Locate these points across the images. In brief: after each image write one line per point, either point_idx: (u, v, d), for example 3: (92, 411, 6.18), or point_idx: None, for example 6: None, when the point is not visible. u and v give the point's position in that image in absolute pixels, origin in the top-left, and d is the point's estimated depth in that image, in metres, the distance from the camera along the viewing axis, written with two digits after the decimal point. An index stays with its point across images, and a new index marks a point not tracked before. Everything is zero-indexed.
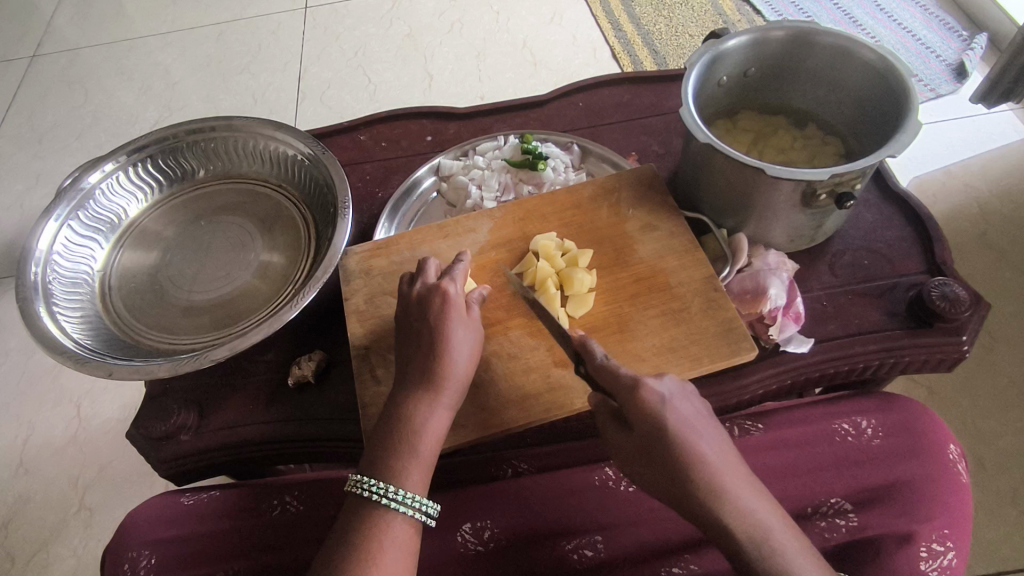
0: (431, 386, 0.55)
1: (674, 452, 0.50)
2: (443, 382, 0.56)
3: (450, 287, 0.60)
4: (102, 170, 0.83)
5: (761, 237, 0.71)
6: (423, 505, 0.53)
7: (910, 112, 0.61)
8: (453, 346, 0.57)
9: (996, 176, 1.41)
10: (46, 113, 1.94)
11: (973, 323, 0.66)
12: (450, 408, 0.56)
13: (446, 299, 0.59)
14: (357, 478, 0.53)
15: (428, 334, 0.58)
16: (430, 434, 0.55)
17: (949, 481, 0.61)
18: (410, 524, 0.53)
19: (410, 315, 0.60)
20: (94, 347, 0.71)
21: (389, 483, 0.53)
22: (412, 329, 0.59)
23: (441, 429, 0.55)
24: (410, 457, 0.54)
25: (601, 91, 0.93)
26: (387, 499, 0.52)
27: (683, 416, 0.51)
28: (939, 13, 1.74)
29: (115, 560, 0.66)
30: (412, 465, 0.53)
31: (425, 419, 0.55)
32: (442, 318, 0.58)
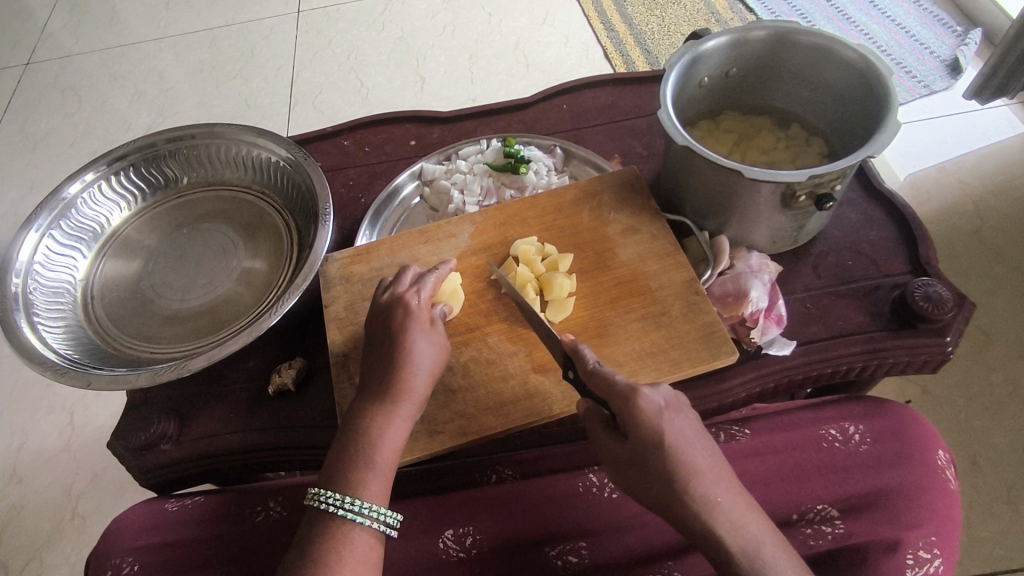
0: (388, 396, 0.54)
1: (669, 466, 0.49)
2: (400, 393, 0.54)
3: (413, 299, 0.59)
4: (83, 179, 0.83)
5: (743, 239, 0.70)
6: (383, 515, 0.51)
7: (891, 111, 0.61)
8: (413, 357, 0.55)
9: (990, 172, 1.40)
10: (40, 120, 1.94)
11: (958, 323, 0.65)
12: (408, 421, 0.54)
13: (409, 312, 0.57)
14: (314, 490, 0.51)
15: (390, 346, 0.56)
16: (386, 446, 0.53)
17: (937, 488, 0.61)
18: (371, 535, 0.51)
19: (375, 325, 0.58)
20: (75, 356, 0.71)
21: (346, 494, 0.51)
22: (374, 341, 0.58)
23: (398, 443, 0.54)
24: (365, 469, 0.52)
25: (585, 93, 0.92)
26: (345, 511, 0.50)
27: (680, 428, 0.50)
28: (933, 9, 1.73)
29: (98, 567, 0.65)
30: (370, 476, 0.52)
31: (381, 431, 0.53)
32: (405, 328, 0.57)
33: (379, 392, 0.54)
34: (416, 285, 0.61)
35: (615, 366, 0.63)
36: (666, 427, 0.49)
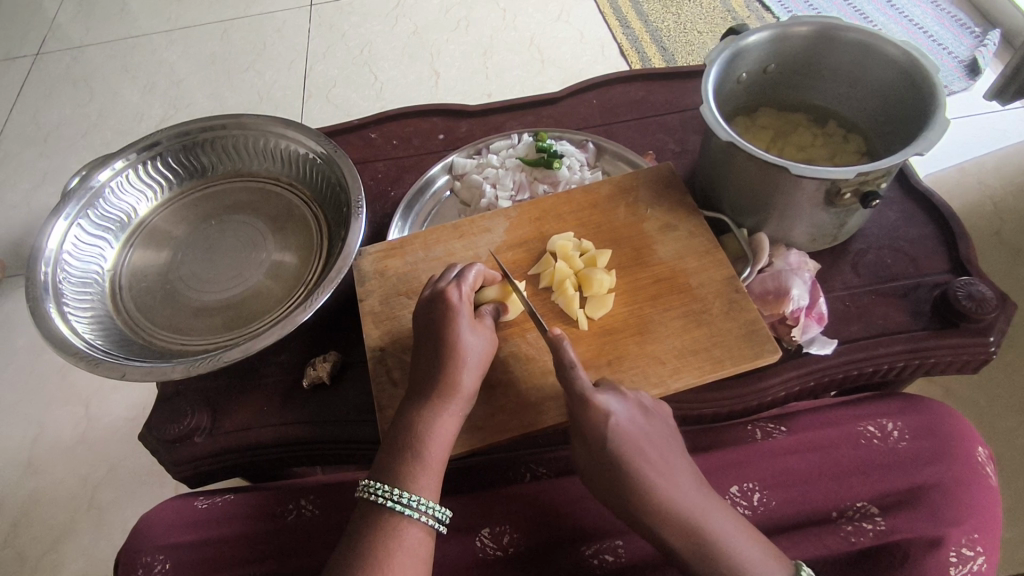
0: (438, 392, 0.55)
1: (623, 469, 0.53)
2: (450, 389, 0.55)
3: (453, 292, 0.58)
4: (112, 167, 0.82)
5: (781, 237, 0.70)
6: (433, 509, 0.53)
7: (938, 109, 0.60)
8: (462, 352, 0.56)
9: (1010, 174, 1.40)
10: (52, 111, 1.93)
11: (1000, 324, 0.65)
12: (458, 416, 0.55)
13: (450, 306, 0.58)
14: (367, 482, 0.53)
15: (438, 341, 0.57)
16: (437, 440, 0.54)
17: (977, 484, 0.60)
18: (423, 529, 0.52)
19: (419, 320, 0.59)
20: (105, 347, 0.70)
21: (396, 486, 0.52)
22: (421, 335, 0.59)
23: (449, 438, 0.55)
24: (418, 462, 0.53)
25: (614, 88, 0.92)
26: (396, 503, 0.52)
27: (633, 435, 0.54)
28: (950, 9, 1.73)
29: (128, 566, 0.64)
30: (420, 470, 0.53)
31: (431, 426, 0.54)
32: (448, 322, 0.57)
33: (430, 388, 0.55)
34: (456, 279, 0.61)
35: (656, 364, 0.63)
36: (615, 434, 0.53)
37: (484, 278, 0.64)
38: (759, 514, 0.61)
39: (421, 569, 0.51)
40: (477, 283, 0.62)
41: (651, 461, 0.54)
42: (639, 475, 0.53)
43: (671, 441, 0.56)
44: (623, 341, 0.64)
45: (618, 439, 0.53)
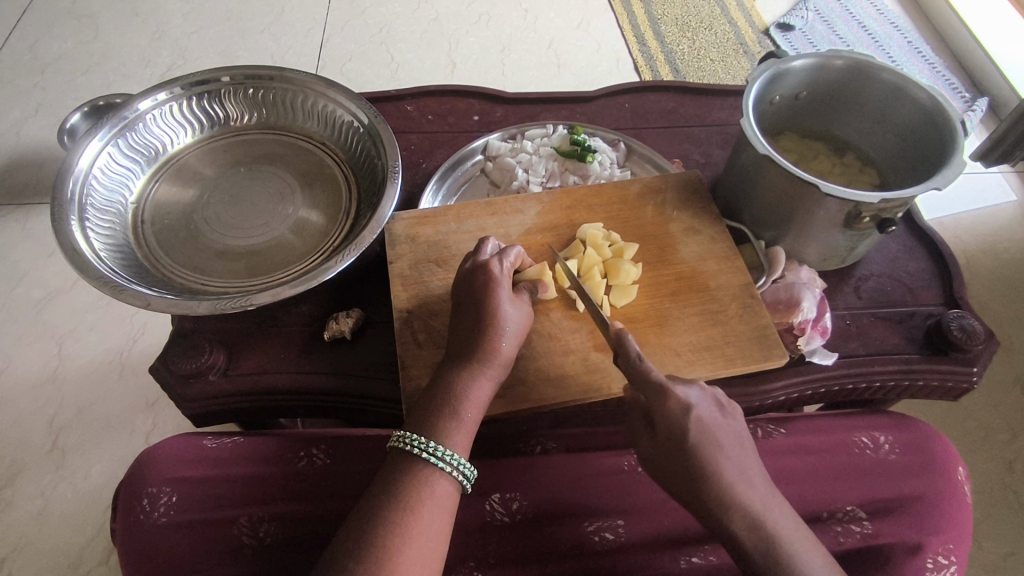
0: (478, 357, 0.59)
1: (695, 462, 0.53)
2: (488, 355, 0.60)
3: (495, 264, 0.63)
4: (154, 98, 0.82)
5: (795, 253, 0.74)
6: (461, 465, 0.56)
7: (956, 150, 0.65)
8: (503, 321, 0.61)
9: (984, 233, 1.49)
10: (52, 43, 1.87)
11: (984, 357, 0.71)
12: (494, 381, 0.60)
13: (491, 277, 0.62)
14: (402, 433, 0.57)
15: (479, 308, 0.61)
16: (473, 400, 0.58)
17: (954, 499, 0.66)
18: (450, 482, 0.55)
19: (460, 290, 0.64)
20: (125, 274, 0.70)
21: (430, 439, 0.56)
22: (461, 303, 0.63)
23: (484, 399, 0.59)
24: (453, 421, 0.57)
25: (647, 95, 0.95)
26: (429, 454, 0.55)
27: (708, 429, 0.54)
28: (945, 72, 1.83)
29: (132, 495, 0.64)
30: (454, 427, 0.57)
31: (468, 386, 0.58)
32: (489, 293, 0.62)
33: (470, 351, 0.60)
34: (498, 254, 0.65)
35: (671, 355, 0.66)
36: (693, 427, 0.53)
37: (521, 262, 0.67)
38: None
39: (445, 518, 0.54)
40: (517, 262, 0.66)
41: (725, 456, 0.54)
42: (713, 469, 0.53)
43: (745, 443, 0.56)
44: (642, 330, 0.67)
45: (698, 432, 0.53)
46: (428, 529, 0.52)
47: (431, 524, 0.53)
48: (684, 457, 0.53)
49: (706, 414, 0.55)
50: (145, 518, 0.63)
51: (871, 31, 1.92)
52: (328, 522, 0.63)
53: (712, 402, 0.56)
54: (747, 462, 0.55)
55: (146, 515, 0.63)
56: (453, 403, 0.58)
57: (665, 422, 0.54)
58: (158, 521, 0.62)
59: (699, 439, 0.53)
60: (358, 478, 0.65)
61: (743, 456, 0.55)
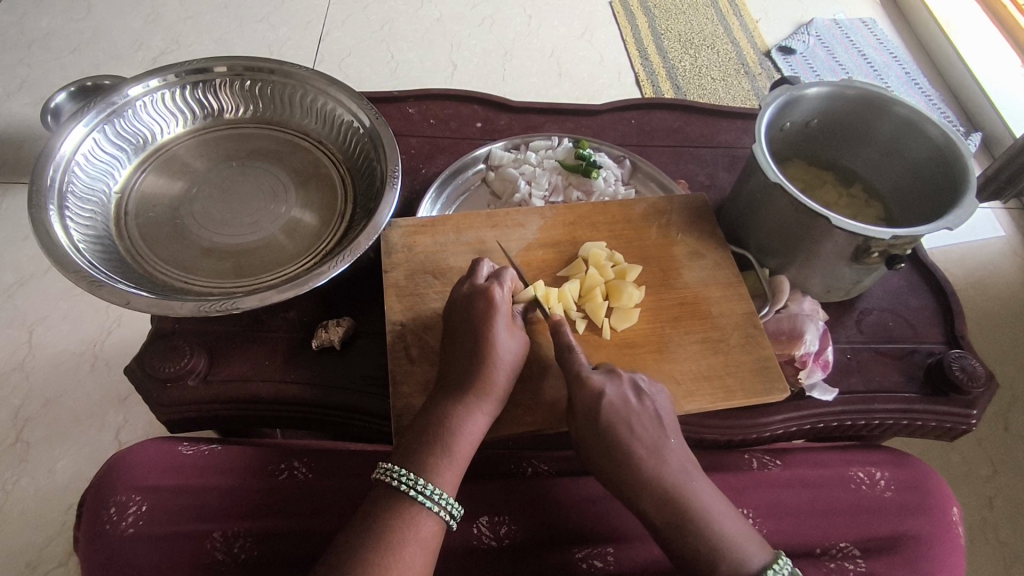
0: (474, 390, 0.57)
1: (607, 443, 0.56)
2: (485, 387, 0.57)
3: (496, 291, 0.60)
4: (146, 84, 0.79)
5: (800, 283, 0.72)
6: (450, 504, 0.53)
7: (968, 190, 0.64)
8: (500, 353, 0.58)
9: (973, 267, 1.50)
10: (40, 19, 1.81)
11: (984, 398, 0.70)
12: (489, 416, 0.57)
13: (492, 304, 0.59)
14: (389, 466, 0.54)
15: (477, 336, 0.58)
16: (467, 435, 0.56)
17: (949, 540, 0.65)
18: (437, 523, 0.53)
19: (456, 314, 0.61)
20: (104, 268, 0.67)
21: (420, 476, 0.53)
22: (457, 329, 0.60)
23: (479, 432, 0.57)
24: (444, 456, 0.54)
25: (653, 113, 0.94)
26: (417, 493, 0.52)
27: (617, 409, 0.56)
28: (942, 105, 1.85)
29: (99, 503, 0.61)
30: (446, 464, 0.54)
31: (463, 421, 0.56)
32: (488, 322, 0.59)
33: (466, 383, 0.57)
34: (496, 279, 0.62)
35: (671, 383, 0.64)
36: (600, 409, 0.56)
37: (515, 288, 0.64)
38: None
39: (427, 560, 0.51)
40: (512, 289, 0.63)
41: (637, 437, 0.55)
42: (627, 452, 0.55)
43: (664, 424, 0.57)
44: (642, 356, 0.65)
45: (603, 412, 0.56)
46: (409, 570, 0.50)
47: (414, 566, 0.50)
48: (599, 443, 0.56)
49: (616, 396, 0.57)
50: (111, 529, 0.59)
51: (870, 59, 1.93)
52: (307, 539, 0.60)
53: (631, 388, 0.58)
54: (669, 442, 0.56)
55: (113, 525, 0.59)
56: (446, 438, 0.55)
57: (584, 407, 0.57)
58: (125, 532, 0.59)
59: (607, 421, 0.56)
60: (340, 494, 0.63)
61: (653, 432, 0.56)
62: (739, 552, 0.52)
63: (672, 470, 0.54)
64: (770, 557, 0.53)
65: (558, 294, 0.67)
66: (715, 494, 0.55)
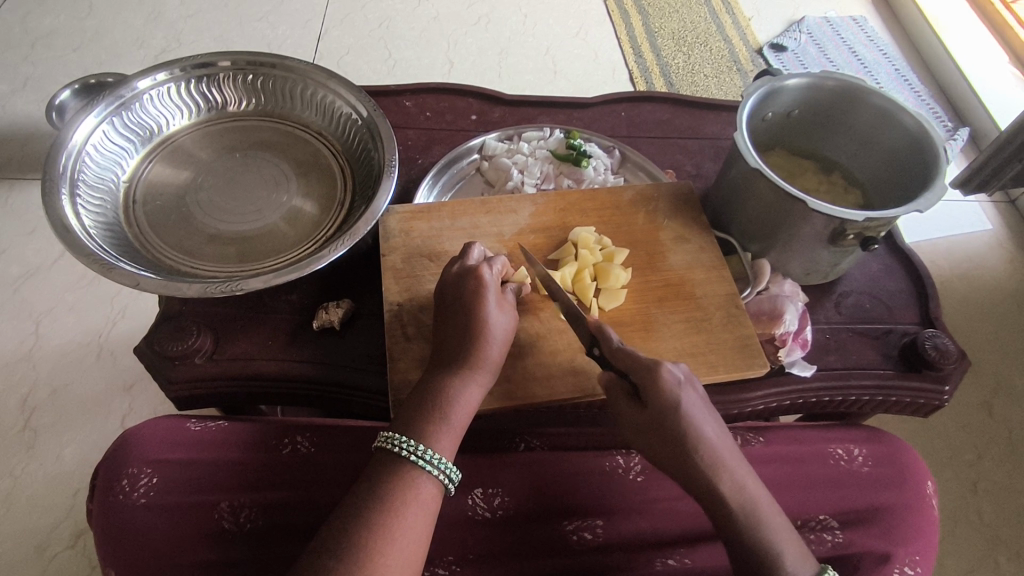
0: (467, 363, 0.60)
1: (677, 433, 0.55)
2: (478, 360, 0.60)
3: (485, 270, 0.63)
4: (153, 78, 0.82)
5: (780, 267, 0.76)
6: (447, 469, 0.56)
7: (939, 175, 0.67)
8: (490, 328, 0.61)
9: (959, 259, 1.53)
10: (44, 18, 1.84)
11: (956, 375, 0.73)
12: (483, 386, 0.60)
13: (481, 282, 0.63)
14: (390, 434, 0.57)
15: (468, 312, 0.62)
16: (462, 405, 0.59)
17: (924, 513, 0.69)
18: (435, 485, 0.56)
19: (447, 294, 0.64)
20: (114, 253, 0.70)
21: (419, 442, 0.56)
22: (449, 307, 0.63)
23: (474, 404, 0.60)
24: (441, 424, 0.57)
25: (642, 105, 0.97)
26: (417, 457, 0.55)
27: (689, 401, 0.56)
28: (931, 101, 1.88)
29: (112, 474, 0.64)
30: (443, 430, 0.57)
31: (458, 391, 0.59)
32: (478, 298, 0.62)
33: (460, 356, 0.60)
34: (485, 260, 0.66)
35: (656, 360, 0.67)
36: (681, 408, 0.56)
37: (505, 272, 0.67)
38: None
39: (428, 521, 0.55)
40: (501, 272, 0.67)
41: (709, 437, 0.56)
42: (696, 443, 0.56)
43: (720, 419, 0.59)
44: (628, 335, 0.68)
45: (679, 405, 0.56)
46: (411, 531, 0.53)
47: (415, 525, 0.53)
48: (675, 436, 0.56)
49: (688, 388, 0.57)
50: (124, 499, 0.62)
51: (861, 56, 1.96)
52: (310, 508, 0.63)
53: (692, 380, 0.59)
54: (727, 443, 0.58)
55: (125, 495, 0.62)
56: (443, 407, 0.58)
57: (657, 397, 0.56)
58: (136, 502, 0.62)
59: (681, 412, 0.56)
60: (341, 466, 0.66)
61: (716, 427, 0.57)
62: (791, 549, 0.55)
63: (730, 466, 0.57)
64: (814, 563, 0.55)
65: (553, 276, 0.70)
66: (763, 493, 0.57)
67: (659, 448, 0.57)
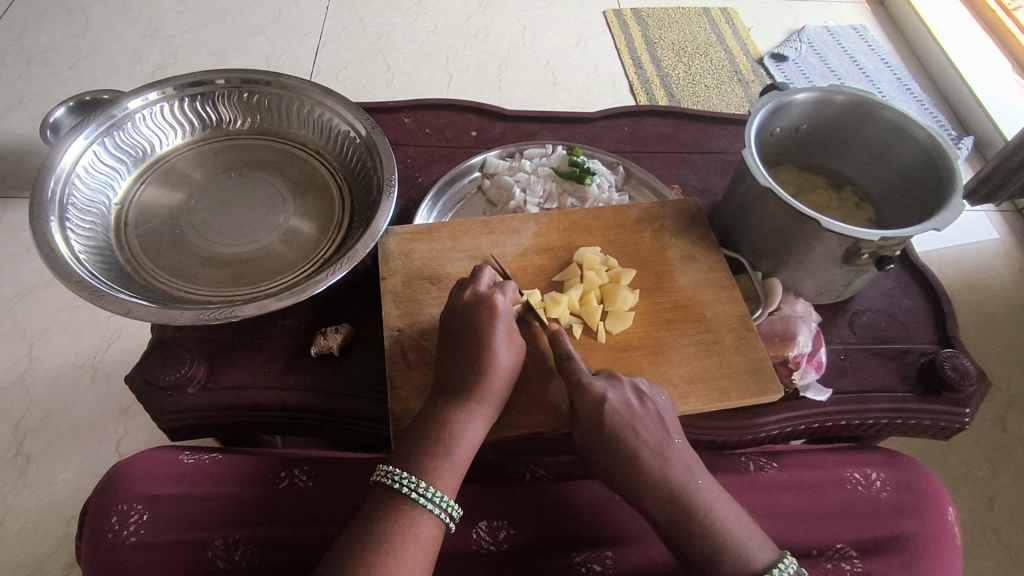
0: (474, 395, 0.58)
1: (613, 441, 0.56)
2: (485, 393, 0.58)
3: (497, 298, 0.61)
4: (145, 98, 0.80)
5: (792, 285, 0.73)
6: (449, 506, 0.54)
7: (955, 193, 0.65)
8: (499, 358, 0.59)
9: (967, 269, 1.51)
10: (40, 35, 1.83)
11: (976, 397, 0.70)
12: (488, 420, 0.58)
13: (493, 311, 0.60)
14: (389, 469, 0.55)
15: (478, 342, 0.59)
16: (466, 440, 0.56)
17: (945, 541, 0.66)
18: (436, 524, 0.53)
19: (456, 321, 0.61)
20: (104, 279, 0.68)
21: (421, 479, 0.54)
22: (456, 334, 0.60)
23: (477, 438, 0.57)
24: (445, 460, 0.55)
25: (646, 120, 0.95)
26: (418, 495, 0.53)
27: (621, 407, 0.57)
28: (934, 110, 1.86)
29: (100, 513, 0.61)
30: (446, 468, 0.55)
31: (463, 426, 0.56)
32: (489, 327, 0.59)
33: (467, 388, 0.58)
34: (497, 286, 0.63)
35: (666, 385, 0.65)
36: (606, 412, 0.57)
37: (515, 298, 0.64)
38: None
39: (427, 560, 0.52)
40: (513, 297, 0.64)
41: (642, 440, 0.56)
42: (632, 452, 0.56)
43: (666, 425, 0.58)
44: (637, 358, 0.66)
45: (610, 415, 0.57)
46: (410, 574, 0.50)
47: (413, 566, 0.51)
48: (610, 448, 0.56)
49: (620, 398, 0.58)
50: (113, 538, 0.59)
51: (862, 65, 1.95)
52: (307, 545, 0.60)
53: (633, 390, 0.59)
54: (671, 444, 0.57)
55: (114, 534, 0.60)
56: (447, 441, 0.56)
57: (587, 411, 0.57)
58: (126, 541, 0.59)
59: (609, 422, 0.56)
60: (339, 501, 0.63)
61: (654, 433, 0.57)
62: (745, 550, 0.53)
63: (675, 470, 0.56)
64: (776, 556, 0.54)
65: (562, 300, 0.68)
66: (722, 496, 0.56)
67: (602, 462, 0.57)
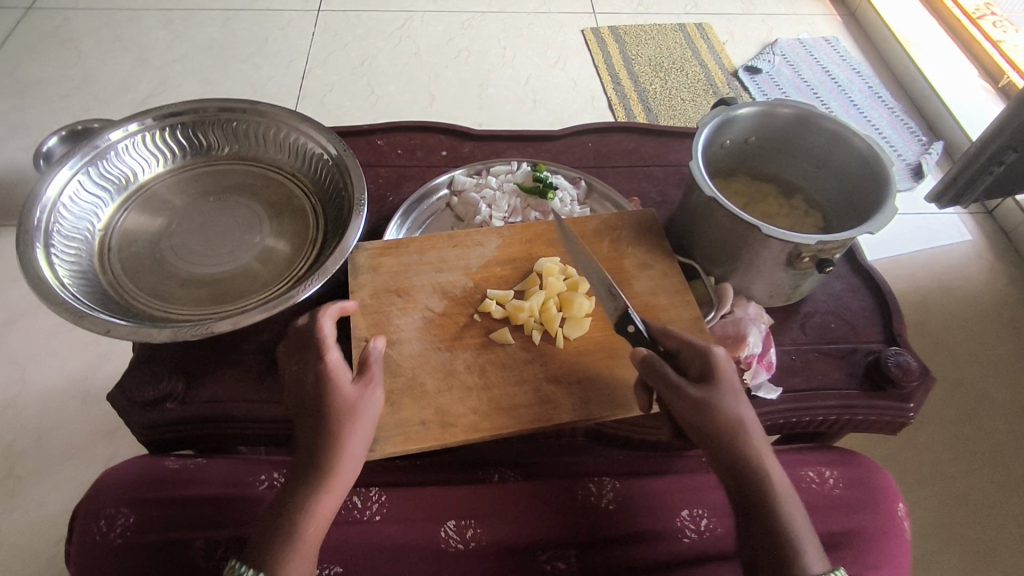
0: (316, 473, 0.58)
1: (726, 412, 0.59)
2: (327, 469, 0.58)
3: (327, 364, 0.61)
4: (125, 129, 0.84)
5: (743, 290, 0.77)
6: None
7: (889, 198, 0.69)
8: (343, 428, 0.59)
9: (939, 271, 1.55)
10: (34, 67, 1.89)
11: (920, 392, 0.74)
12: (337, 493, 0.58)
13: (325, 378, 0.60)
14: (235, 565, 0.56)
15: (316, 413, 0.59)
16: (314, 523, 0.57)
17: (895, 535, 0.69)
18: None
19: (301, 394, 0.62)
20: (88, 301, 0.71)
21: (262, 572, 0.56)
22: (303, 407, 0.61)
23: (326, 517, 0.58)
24: (291, 551, 0.56)
25: (609, 135, 0.99)
26: None
27: (732, 381, 0.60)
28: (904, 117, 1.91)
29: (88, 516, 0.64)
30: (293, 559, 0.56)
31: (308, 508, 0.57)
32: (324, 398, 0.59)
33: (309, 466, 0.58)
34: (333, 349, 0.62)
35: (621, 387, 0.68)
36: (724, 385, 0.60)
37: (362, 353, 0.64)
38: (704, 538, 0.68)
39: None
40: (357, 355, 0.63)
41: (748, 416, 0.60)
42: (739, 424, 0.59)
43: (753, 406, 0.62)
44: (594, 362, 0.69)
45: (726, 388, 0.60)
46: None
47: None
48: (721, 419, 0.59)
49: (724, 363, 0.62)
50: (101, 540, 0.63)
51: (834, 76, 2.01)
52: None
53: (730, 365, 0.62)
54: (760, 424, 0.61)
55: (102, 537, 0.63)
56: (292, 527, 0.57)
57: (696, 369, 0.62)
58: (113, 543, 0.63)
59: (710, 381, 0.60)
60: None
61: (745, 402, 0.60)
62: (805, 537, 0.58)
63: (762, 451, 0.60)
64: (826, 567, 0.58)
65: (523, 306, 0.70)
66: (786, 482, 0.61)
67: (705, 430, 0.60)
